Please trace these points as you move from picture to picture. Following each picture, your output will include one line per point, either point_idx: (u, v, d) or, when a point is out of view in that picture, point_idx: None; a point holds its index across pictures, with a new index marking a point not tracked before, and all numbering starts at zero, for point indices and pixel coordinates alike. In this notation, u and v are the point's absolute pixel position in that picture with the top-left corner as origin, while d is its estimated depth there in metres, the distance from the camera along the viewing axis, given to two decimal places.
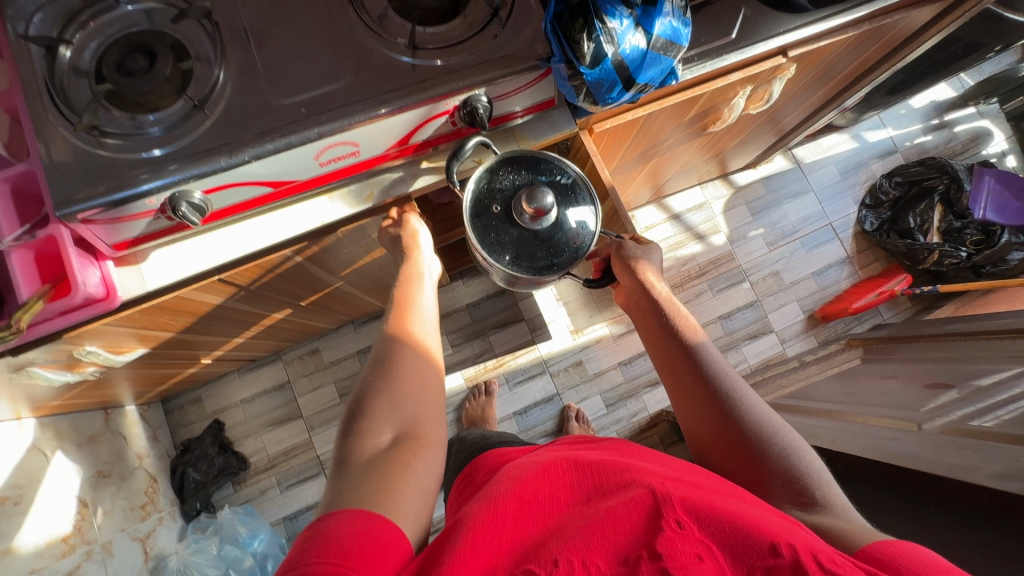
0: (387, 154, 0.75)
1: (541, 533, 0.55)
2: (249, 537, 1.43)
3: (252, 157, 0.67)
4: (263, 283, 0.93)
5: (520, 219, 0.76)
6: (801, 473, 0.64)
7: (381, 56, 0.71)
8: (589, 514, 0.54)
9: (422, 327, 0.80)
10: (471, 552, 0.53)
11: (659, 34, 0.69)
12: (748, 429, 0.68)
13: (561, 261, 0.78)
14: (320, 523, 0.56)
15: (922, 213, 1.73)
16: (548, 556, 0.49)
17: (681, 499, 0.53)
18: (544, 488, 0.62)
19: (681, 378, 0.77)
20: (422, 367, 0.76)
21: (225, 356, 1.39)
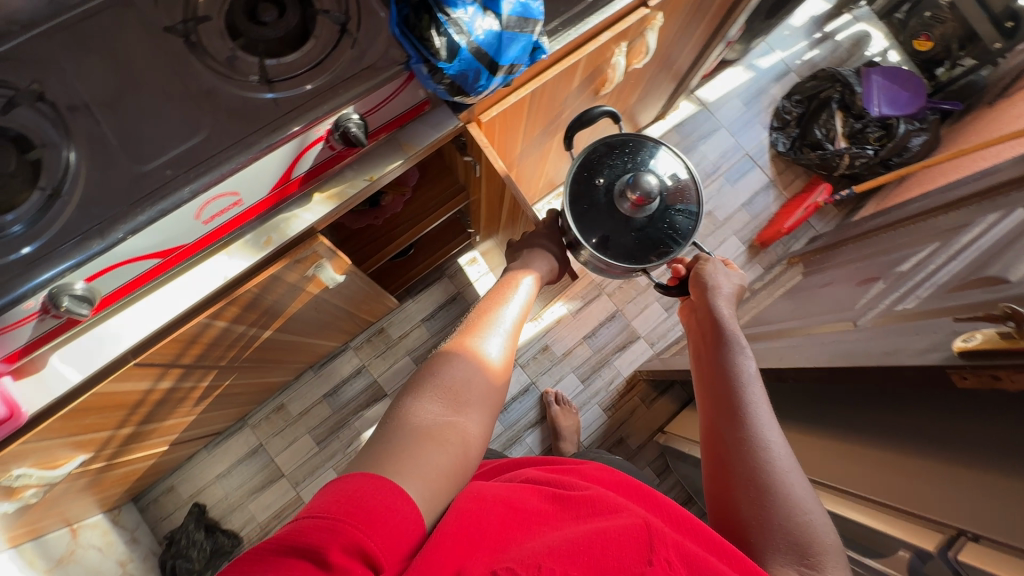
0: (273, 195, 0.72)
1: (523, 539, 0.54)
2: None
3: (128, 233, 0.63)
4: (190, 356, 0.89)
5: (622, 204, 0.88)
6: (829, 542, 0.58)
7: (237, 97, 0.68)
8: (575, 532, 0.53)
9: (490, 343, 0.79)
10: (454, 535, 0.53)
11: (509, 13, 0.70)
12: (778, 468, 0.63)
13: (647, 254, 0.89)
14: (347, 481, 0.54)
15: (826, 123, 1.81)
16: (532, 560, 0.49)
17: (675, 542, 0.52)
18: (529, 500, 0.61)
19: (722, 392, 0.73)
20: (479, 368, 0.75)
21: (185, 436, 1.33)
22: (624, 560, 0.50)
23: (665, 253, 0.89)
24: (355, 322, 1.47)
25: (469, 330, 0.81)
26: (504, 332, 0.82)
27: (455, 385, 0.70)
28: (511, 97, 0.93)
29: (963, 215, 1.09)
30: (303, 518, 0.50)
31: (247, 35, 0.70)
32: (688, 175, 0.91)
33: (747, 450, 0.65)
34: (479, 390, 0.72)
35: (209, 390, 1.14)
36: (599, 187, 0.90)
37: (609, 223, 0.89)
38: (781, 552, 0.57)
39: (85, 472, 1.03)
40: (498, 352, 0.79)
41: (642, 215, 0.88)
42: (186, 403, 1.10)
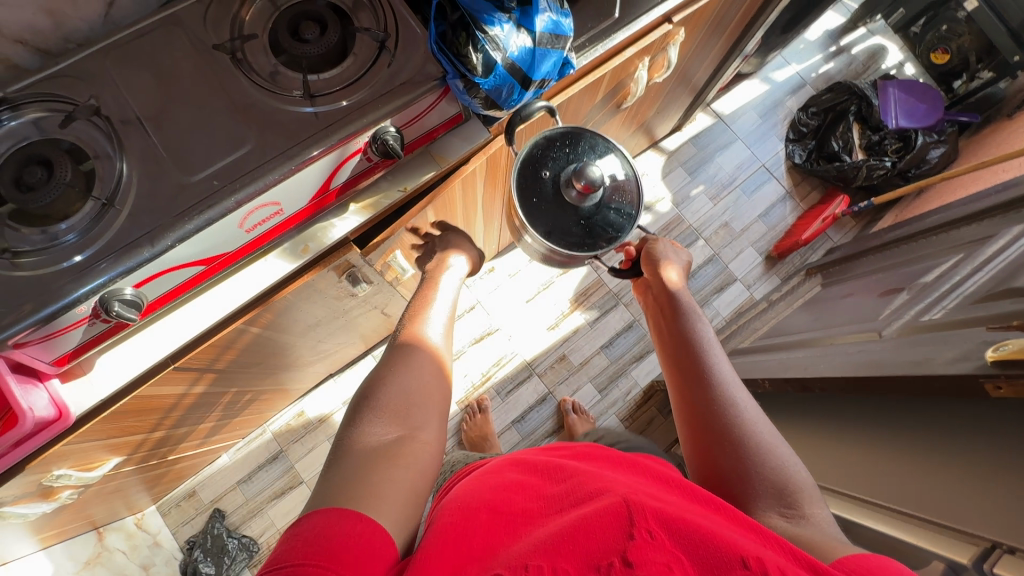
0: (311, 205, 0.75)
1: (513, 539, 0.55)
2: None
3: (175, 241, 0.66)
4: (224, 362, 0.91)
5: (569, 194, 0.84)
6: (800, 486, 0.67)
7: (280, 111, 0.71)
8: (559, 522, 0.54)
9: (434, 329, 0.86)
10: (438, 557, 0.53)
11: (541, 30, 0.72)
12: (744, 427, 0.72)
13: (594, 241, 0.85)
14: (307, 522, 0.55)
15: (843, 134, 1.81)
16: (519, 561, 0.49)
17: (653, 510, 0.52)
18: (517, 502, 0.62)
19: (685, 367, 0.81)
20: (429, 367, 0.79)
21: (208, 441, 1.35)
22: (605, 539, 0.49)
23: (609, 241, 0.86)
24: (376, 330, 1.48)
25: (411, 320, 0.87)
26: (443, 318, 0.89)
27: (405, 388, 0.75)
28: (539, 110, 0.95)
29: (988, 227, 1.09)
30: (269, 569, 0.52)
31: (291, 51, 0.73)
32: (625, 164, 0.90)
33: (716, 416, 0.73)
34: (425, 383, 0.77)
35: (236, 396, 1.16)
36: (546, 179, 0.86)
37: (555, 214, 0.85)
38: (763, 499, 0.66)
39: (115, 475, 1.05)
40: (442, 342, 0.85)
41: (587, 205, 0.85)
42: (215, 408, 1.12)
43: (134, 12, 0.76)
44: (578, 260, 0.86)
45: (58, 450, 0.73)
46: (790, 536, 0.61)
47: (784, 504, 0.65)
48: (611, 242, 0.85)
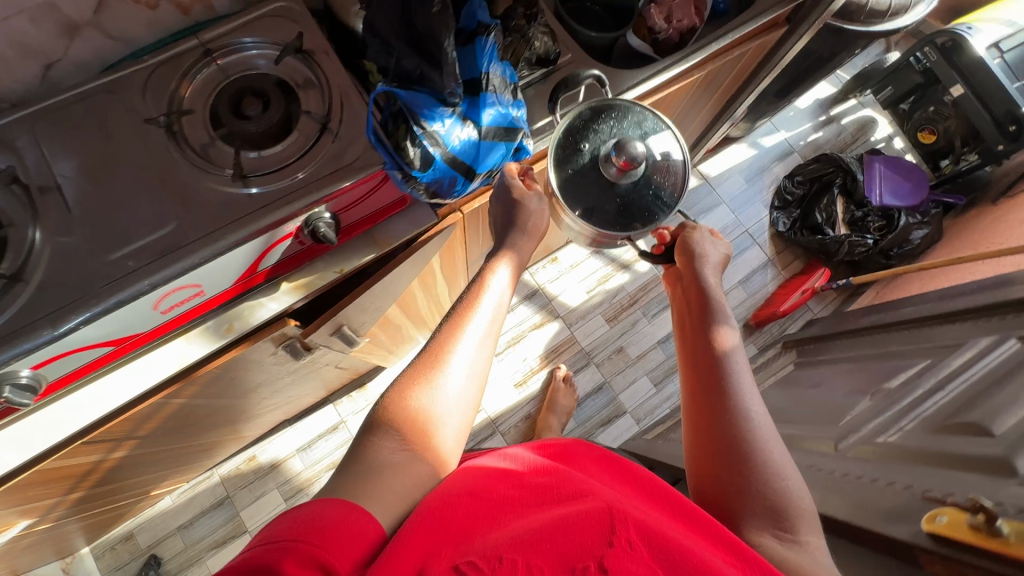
0: (237, 286, 0.72)
1: (488, 527, 0.52)
2: None
3: (80, 323, 0.62)
4: (147, 428, 0.87)
5: (607, 169, 0.74)
6: (802, 515, 0.58)
7: (210, 190, 0.68)
8: (538, 518, 0.51)
9: (445, 384, 0.66)
10: (415, 538, 0.50)
11: (489, 124, 0.70)
12: (755, 441, 0.62)
13: (633, 222, 0.76)
14: (304, 507, 0.52)
15: (827, 207, 1.80)
16: (494, 553, 0.46)
17: (636, 520, 0.49)
18: (496, 490, 0.58)
19: (697, 371, 0.70)
20: (426, 436, 0.63)
21: (144, 489, 1.29)
22: (582, 543, 0.46)
23: (651, 221, 0.77)
24: (333, 378, 1.44)
25: (425, 366, 0.67)
26: (466, 363, 0.68)
27: (395, 454, 0.60)
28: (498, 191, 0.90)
29: (956, 333, 1.06)
30: (257, 546, 0.48)
31: (229, 129, 0.70)
32: (676, 139, 0.79)
33: (727, 427, 0.63)
34: (424, 433, 0.63)
35: (172, 450, 1.11)
36: (585, 152, 0.77)
37: (588, 189, 0.76)
38: (760, 522, 0.57)
39: (30, 533, 0.99)
40: (458, 409, 0.66)
41: (630, 183, 0.76)
42: (146, 465, 1.07)
43: (76, 73, 0.74)
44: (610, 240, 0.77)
45: None
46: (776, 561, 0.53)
47: (783, 532, 0.56)
48: (649, 224, 0.75)
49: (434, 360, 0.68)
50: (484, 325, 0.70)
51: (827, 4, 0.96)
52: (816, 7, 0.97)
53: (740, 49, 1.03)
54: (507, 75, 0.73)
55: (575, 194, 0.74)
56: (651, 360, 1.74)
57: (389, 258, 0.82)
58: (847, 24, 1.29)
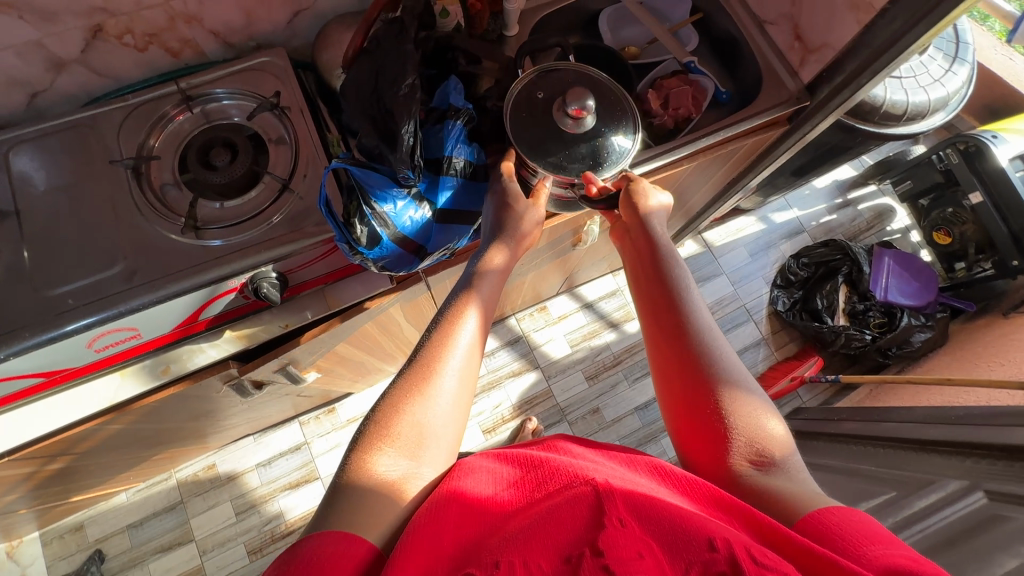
0: (177, 331, 0.72)
1: (485, 533, 0.49)
2: None
3: (8, 355, 0.62)
4: (83, 447, 0.87)
5: (558, 118, 0.72)
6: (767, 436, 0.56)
7: (162, 237, 0.69)
8: (530, 513, 0.49)
9: (435, 394, 0.59)
10: (413, 557, 0.46)
11: (443, 207, 0.71)
12: (726, 382, 0.59)
13: (576, 169, 0.72)
14: (304, 545, 0.47)
15: (828, 294, 1.74)
16: (490, 560, 0.43)
17: (623, 496, 0.47)
18: (485, 492, 0.55)
19: (655, 331, 0.65)
20: (415, 453, 0.57)
21: (93, 488, 1.30)
22: (577, 530, 0.45)
23: (596, 173, 0.73)
24: (300, 401, 1.44)
25: (414, 373, 0.60)
26: (457, 376, 0.62)
27: (380, 478, 0.54)
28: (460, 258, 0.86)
29: (931, 467, 1.00)
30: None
31: (193, 176, 0.72)
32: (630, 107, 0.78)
33: (696, 379, 0.59)
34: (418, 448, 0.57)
35: (118, 461, 1.12)
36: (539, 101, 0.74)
37: (535, 131, 0.73)
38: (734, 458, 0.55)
39: None
40: (451, 414, 0.60)
41: (581, 136, 0.73)
42: (90, 471, 1.08)
43: (63, 101, 0.76)
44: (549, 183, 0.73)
45: None
46: (760, 494, 0.51)
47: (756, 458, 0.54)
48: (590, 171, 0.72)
49: (424, 373, 0.60)
50: (471, 343, 0.64)
51: (830, 110, 0.92)
52: (819, 112, 0.93)
53: (736, 143, 0.99)
54: (470, 154, 0.72)
55: (520, 129, 0.72)
56: (627, 426, 1.70)
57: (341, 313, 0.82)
58: (860, 124, 1.26)
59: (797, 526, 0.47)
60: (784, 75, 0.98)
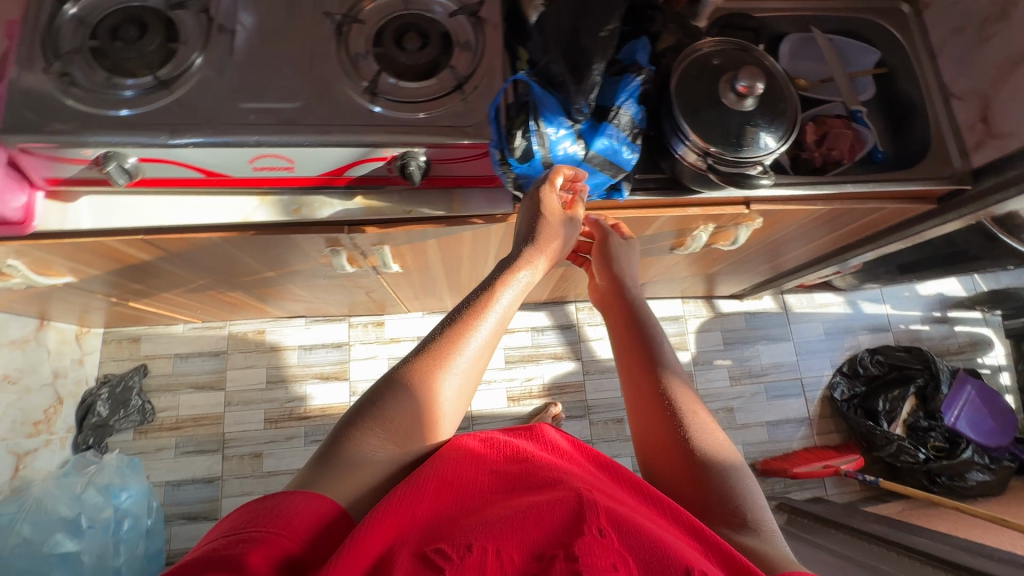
0: (321, 179, 0.79)
1: (458, 517, 0.55)
2: (118, 489, 1.41)
3: (190, 143, 0.71)
4: (194, 257, 0.97)
5: (724, 87, 0.75)
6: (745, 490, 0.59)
7: (341, 91, 0.75)
8: (511, 508, 0.54)
9: (440, 389, 0.61)
10: (388, 522, 0.52)
11: (597, 151, 0.73)
12: (712, 450, 0.61)
13: (712, 134, 0.74)
14: (277, 497, 0.53)
15: (893, 399, 1.66)
16: (463, 541, 0.49)
17: (606, 508, 0.52)
18: (469, 477, 0.61)
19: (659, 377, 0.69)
20: (399, 442, 0.59)
21: (165, 307, 1.42)
22: (550, 532, 0.50)
23: (729, 151, 0.75)
24: (361, 301, 1.52)
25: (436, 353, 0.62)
26: (465, 373, 0.62)
27: (368, 460, 0.57)
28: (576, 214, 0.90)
29: None
30: (224, 536, 0.49)
31: (384, 50, 0.78)
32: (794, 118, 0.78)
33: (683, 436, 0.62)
34: (406, 435, 0.59)
35: (203, 288, 1.22)
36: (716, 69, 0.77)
37: (697, 89, 0.76)
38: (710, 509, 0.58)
39: (68, 290, 1.13)
40: (453, 398, 0.63)
41: (735, 115, 0.75)
42: (179, 287, 1.19)
43: None
44: (681, 137, 0.76)
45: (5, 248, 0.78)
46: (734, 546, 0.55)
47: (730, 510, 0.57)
48: (723, 144, 0.74)
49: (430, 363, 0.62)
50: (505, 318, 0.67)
51: (989, 203, 0.89)
52: (978, 200, 0.90)
53: (877, 203, 0.96)
54: (637, 116, 0.74)
55: (684, 82, 0.76)
56: None
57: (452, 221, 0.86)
58: (1003, 235, 1.19)
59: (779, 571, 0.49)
60: (954, 152, 0.95)
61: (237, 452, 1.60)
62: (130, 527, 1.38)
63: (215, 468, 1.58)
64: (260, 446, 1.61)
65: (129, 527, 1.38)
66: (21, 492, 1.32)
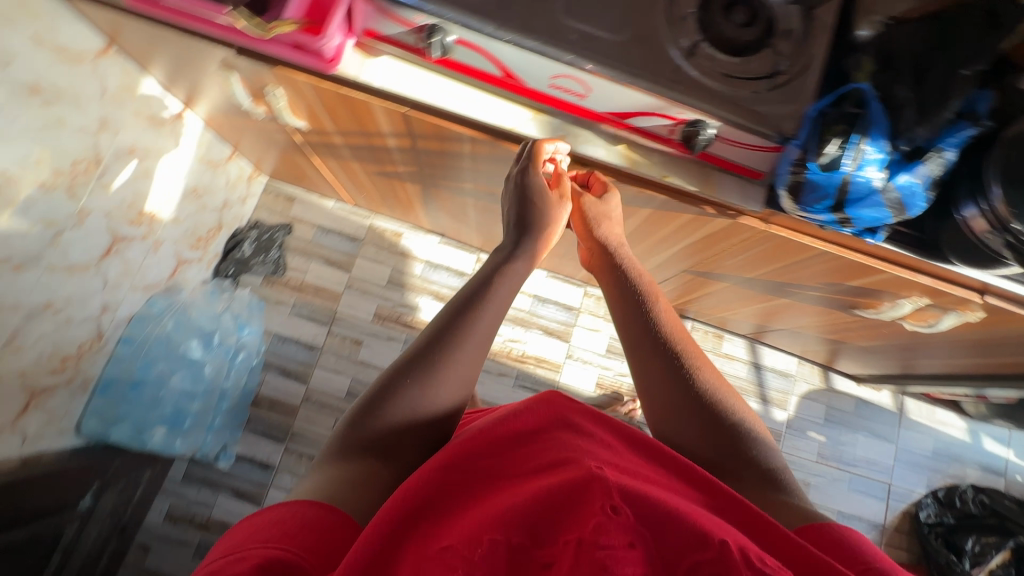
0: (602, 116, 0.80)
1: (467, 512, 0.59)
2: (243, 324, 1.54)
3: (512, 41, 0.73)
4: (424, 145, 1.01)
5: None
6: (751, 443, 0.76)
7: (661, 41, 0.74)
8: (522, 492, 0.60)
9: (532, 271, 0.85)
10: (390, 532, 0.57)
11: (897, 186, 0.70)
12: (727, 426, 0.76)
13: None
14: (276, 513, 0.60)
15: (984, 544, 1.54)
16: (474, 537, 0.53)
17: (618, 487, 0.56)
18: (476, 467, 0.66)
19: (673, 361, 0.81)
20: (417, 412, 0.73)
21: (340, 180, 1.50)
22: (566, 516, 0.54)
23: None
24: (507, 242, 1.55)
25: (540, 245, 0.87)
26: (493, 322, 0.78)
27: (398, 426, 0.71)
28: (807, 239, 0.88)
29: None
30: (230, 550, 0.55)
31: (707, 16, 0.76)
32: None
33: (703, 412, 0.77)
34: (432, 395, 0.74)
35: (394, 176, 1.28)
36: None
37: None
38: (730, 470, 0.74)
39: (287, 133, 1.21)
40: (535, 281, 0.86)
41: None
42: (374, 167, 1.25)
43: None
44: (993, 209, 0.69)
45: (301, 76, 0.84)
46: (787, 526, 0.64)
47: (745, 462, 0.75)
48: None
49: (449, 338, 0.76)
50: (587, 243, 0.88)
51: None
52: None
53: None
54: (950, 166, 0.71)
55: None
56: None
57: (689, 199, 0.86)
58: None
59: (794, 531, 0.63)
60: None
61: (340, 332, 1.69)
62: (243, 359, 1.52)
63: (319, 338, 1.68)
64: (361, 335, 1.69)
65: (242, 359, 1.52)
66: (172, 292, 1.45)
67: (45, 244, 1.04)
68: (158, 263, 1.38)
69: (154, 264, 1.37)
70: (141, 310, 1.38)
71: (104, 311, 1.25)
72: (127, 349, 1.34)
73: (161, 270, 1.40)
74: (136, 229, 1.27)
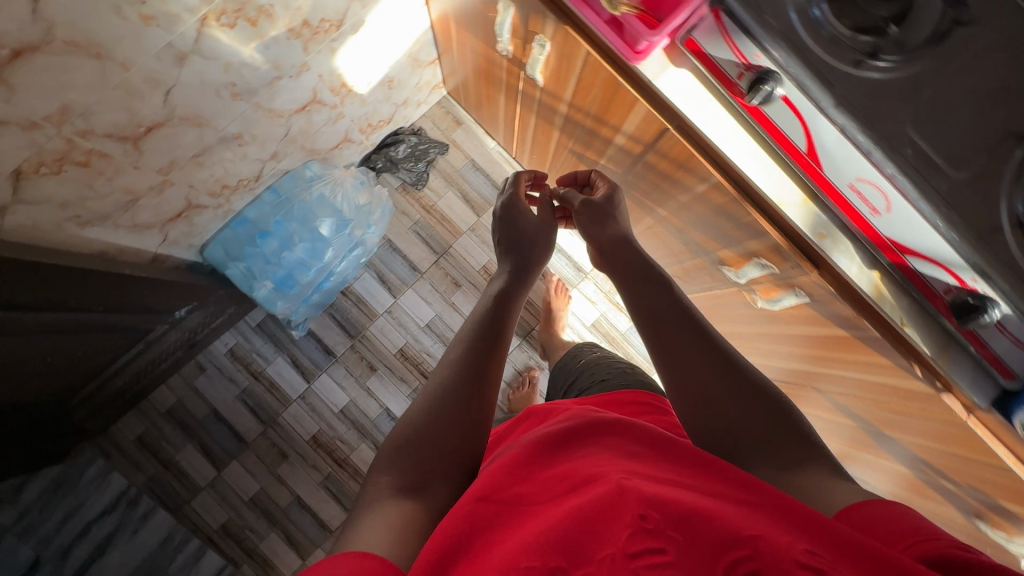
0: (881, 238, 0.72)
1: (508, 534, 0.57)
2: (370, 223, 1.51)
3: (842, 122, 0.66)
4: (652, 161, 0.95)
5: None
6: (735, 394, 0.71)
7: (1010, 196, 0.62)
8: (554, 509, 0.58)
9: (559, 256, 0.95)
10: (439, 562, 0.54)
11: None
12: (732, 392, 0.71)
13: None
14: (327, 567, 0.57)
15: None
16: (513, 564, 0.50)
17: (642, 494, 0.54)
18: (513, 485, 0.63)
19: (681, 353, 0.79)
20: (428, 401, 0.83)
21: (522, 135, 1.45)
22: (602, 540, 0.52)
23: None
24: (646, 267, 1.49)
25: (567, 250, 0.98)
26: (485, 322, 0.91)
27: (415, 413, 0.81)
28: (1005, 452, 0.77)
29: None
30: None
31: None
32: None
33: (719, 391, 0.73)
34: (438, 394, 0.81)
35: (586, 162, 1.23)
36: None
37: None
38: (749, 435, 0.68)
39: (512, 76, 1.16)
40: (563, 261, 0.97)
41: None
42: (573, 145, 1.21)
43: None
44: None
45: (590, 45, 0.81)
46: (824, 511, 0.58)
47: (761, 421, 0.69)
48: None
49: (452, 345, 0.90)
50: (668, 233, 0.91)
51: None
52: None
53: None
54: None
55: None
56: None
57: (907, 347, 0.79)
58: None
59: (837, 516, 0.56)
60: None
61: (444, 267, 1.69)
62: (357, 254, 1.53)
63: (425, 263, 1.69)
64: (462, 279, 1.69)
65: (356, 253, 1.53)
66: (326, 164, 1.45)
67: (264, 83, 1.05)
68: (331, 134, 1.39)
69: (327, 133, 1.38)
70: (299, 169, 1.39)
71: (273, 158, 1.28)
72: (272, 199, 1.36)
73: (330, 141, 1.41)
74: (332, 98, 1.27)
